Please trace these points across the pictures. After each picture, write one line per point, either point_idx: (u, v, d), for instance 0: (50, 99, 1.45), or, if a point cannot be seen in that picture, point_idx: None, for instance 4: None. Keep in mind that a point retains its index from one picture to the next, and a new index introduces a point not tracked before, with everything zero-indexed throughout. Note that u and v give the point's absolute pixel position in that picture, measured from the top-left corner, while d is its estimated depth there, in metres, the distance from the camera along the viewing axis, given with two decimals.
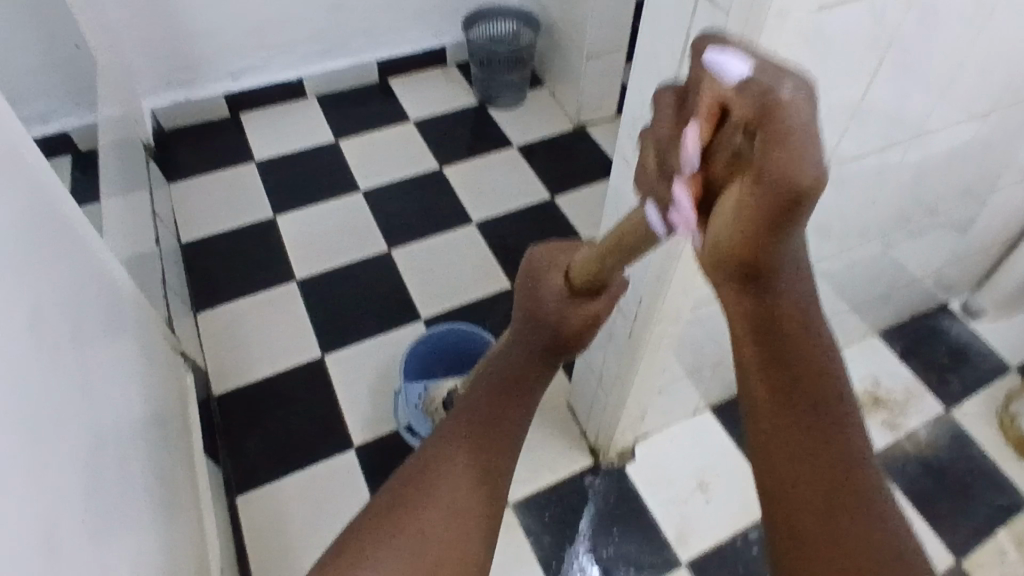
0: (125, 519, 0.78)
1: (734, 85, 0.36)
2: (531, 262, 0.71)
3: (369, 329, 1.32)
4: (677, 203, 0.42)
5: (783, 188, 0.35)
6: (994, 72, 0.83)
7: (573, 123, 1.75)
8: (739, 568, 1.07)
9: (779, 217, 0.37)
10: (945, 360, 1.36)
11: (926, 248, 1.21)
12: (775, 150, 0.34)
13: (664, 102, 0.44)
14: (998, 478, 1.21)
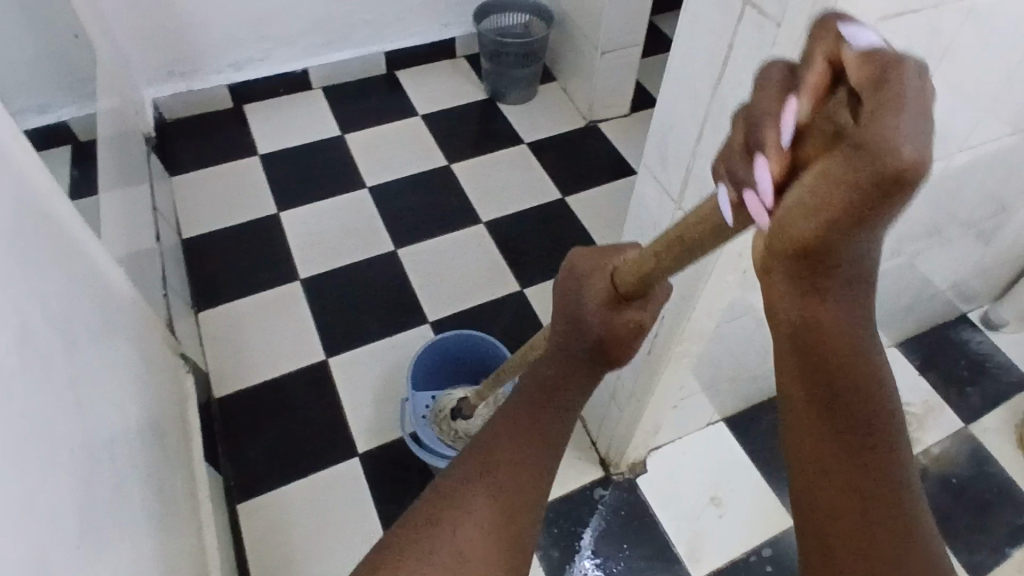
0: (122, 539, 0.75)
1: (859, 55, 0.32)
2: (574, 264, 0.65)
3: (375, 331, 1.29)
4: (759, 179, 0.35)
5: (876, 157, 0.28)
6: None
7: (585, 119, 1.71)
8: None
9: (864, 203, 0.29)
10: (964, 372, 1.33)
11: (951, 260, 1.17)
12: (884, 113, 0.28)
13: (771, 70, 0.36)
14: (1017, 496, 1.19)
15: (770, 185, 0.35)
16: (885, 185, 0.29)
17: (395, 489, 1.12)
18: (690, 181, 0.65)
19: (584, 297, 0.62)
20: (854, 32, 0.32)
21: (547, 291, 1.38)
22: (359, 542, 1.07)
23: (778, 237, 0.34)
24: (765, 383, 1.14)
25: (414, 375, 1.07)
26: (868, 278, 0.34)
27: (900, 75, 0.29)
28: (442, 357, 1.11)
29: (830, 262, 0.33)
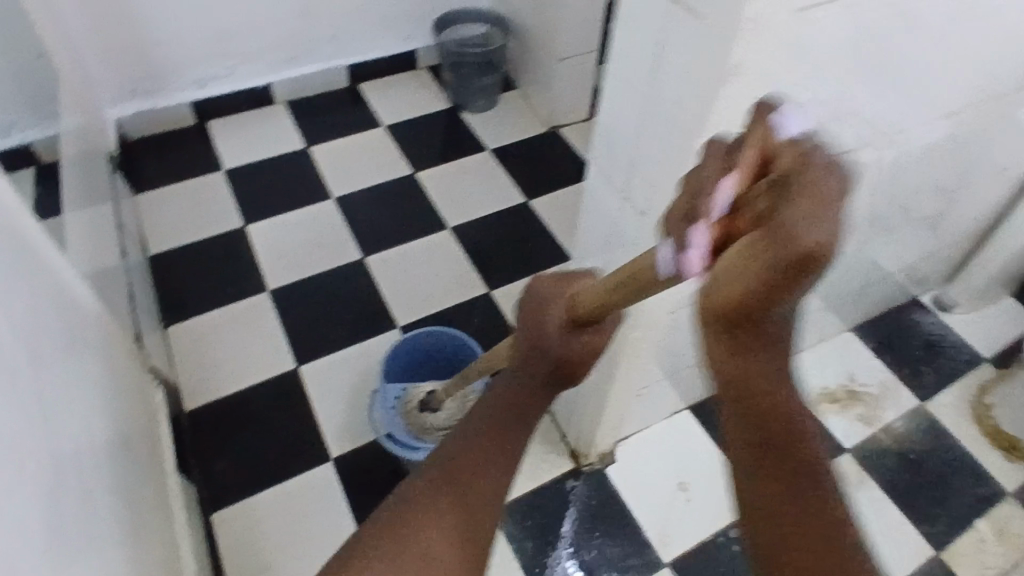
0: (91, 550, 0.75)
1: (787, 143, 0.39)
2: (535, 289, 0.69)
3: (345, 338, 1.31)
4: (696, 243, 0.43)
5: (791, 243, 0.36)
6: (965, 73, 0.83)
7: (547, 125, 1.74)
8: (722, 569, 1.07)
9: (780, 277, 0.37)
10: (919, 353, 1.38)
11: (899, 245, 1.22)
12: (800, 206, 0.36)
13: (715, 148, 0.45)
14: (972, 469, 1.23)
15: (705, 246, 0.43)
16: (797, 264, 0.36)
17: (368, 491, 1.13)
18: (631, 171, 0.68)
19: (544, 321, 0.65)
20: (784, 120, 0.40)
21: (515, 293, 1.40)
22: (333, 545, 1.08)
23: (713, 297, 0.41)
24: None
25: (384, 371, 1.09)
26: (782, 331, 0.42)
27: (817, 174, 0.37)
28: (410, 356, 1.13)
29: (754, 318, 0.40)
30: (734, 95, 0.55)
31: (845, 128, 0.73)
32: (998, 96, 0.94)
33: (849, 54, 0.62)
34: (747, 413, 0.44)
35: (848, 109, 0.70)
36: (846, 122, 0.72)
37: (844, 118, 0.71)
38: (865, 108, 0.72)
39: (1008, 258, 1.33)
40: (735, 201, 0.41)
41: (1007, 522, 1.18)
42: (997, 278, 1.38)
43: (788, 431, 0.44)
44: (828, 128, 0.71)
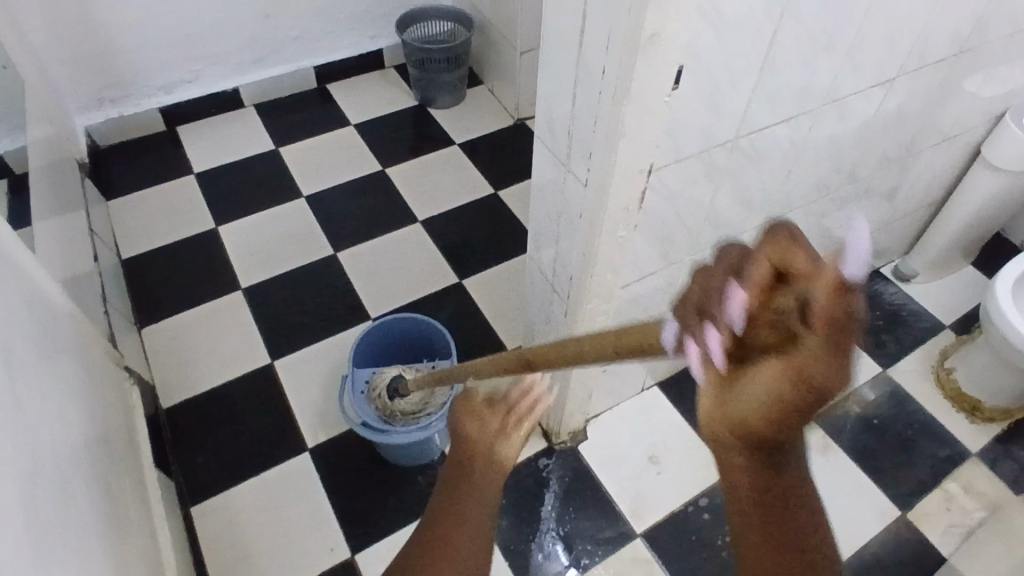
0: (74, 536, 0.77)
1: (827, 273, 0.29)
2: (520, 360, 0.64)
3: (319, 331, 1.33)
4: (699, 365, 0.33)
5: (817, 394, 0.31)
6: (900, 42, 0.86)
7: (514, 118, 1.77)
8: (693, 536, 1.10)
9: (800, 413, 0.33)
10: (880, 323, 1.42)
11: (853, 216, 1.26)
12: (829, 363, 0.30)
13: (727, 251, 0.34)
14: (934, 431, 1.27)
15: (709, 369, 0.33)
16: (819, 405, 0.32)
17: (345, 478, 1.15)
18: (573, 144, 0.70)
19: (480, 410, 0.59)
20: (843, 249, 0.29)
21: (486, 281, 1.43)
22: (313, 532, 1.10)
23: (733, 424, 0.35)
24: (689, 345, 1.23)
25: (358, 356, 1.12)
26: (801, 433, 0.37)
27: (853, 320, 0.29)
28: (380, 343, 1.15)
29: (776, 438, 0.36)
30: (653, 61, 0.58)
31: (778, 96, 0.77)
32: (937, 64, 0.97)
33: (772, 21, 0.65)
34: (758, 493, 0.40)
35: (779, 77, 0.74)
36: (779, 89, 0.76)
37: (776, 86, 0.75)
38: (796, 75, 0.76)
39: (961, 226, 1.37)
40: (746, 326, 0.31)
41: (971, 481, 1.21)
42: (953, 246, 1.44)
43: (794, 485, 0.41)
44: (761, 95, 0.74)
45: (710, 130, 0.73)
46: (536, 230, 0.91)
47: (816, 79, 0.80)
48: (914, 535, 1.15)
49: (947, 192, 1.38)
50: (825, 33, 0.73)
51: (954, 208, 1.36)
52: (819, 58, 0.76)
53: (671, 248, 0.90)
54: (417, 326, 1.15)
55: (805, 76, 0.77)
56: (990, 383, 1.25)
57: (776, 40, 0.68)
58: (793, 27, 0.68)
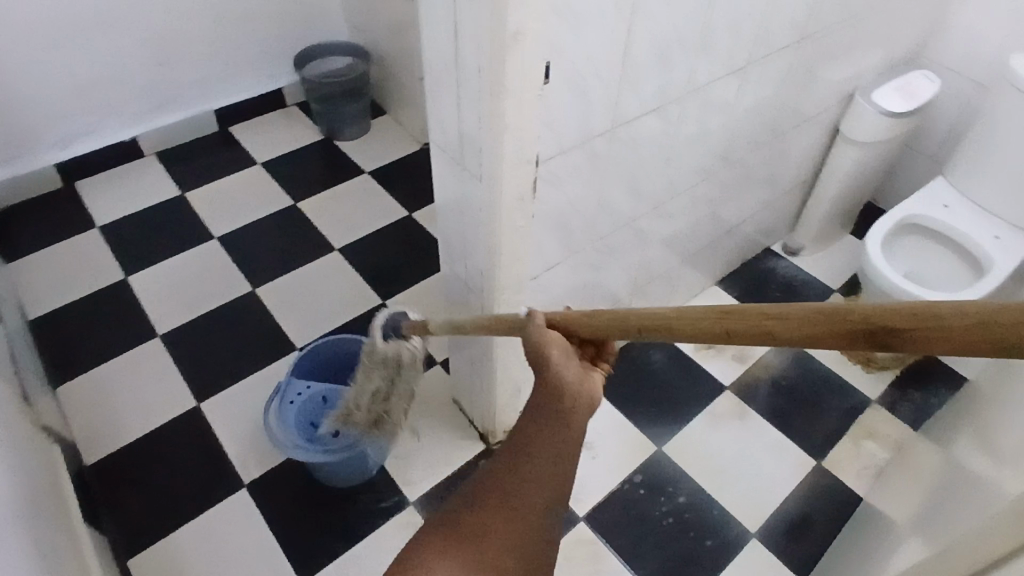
0: None
1: None
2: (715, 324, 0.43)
3: (245, 367, 1.32)
4: None
5: None
6: (746, 31, 0.97)
7: (420, 142, 1.83)
8: (631, 511, 1.17)
9: None
10: (777, 294, 1.57)
11: (738, 197, 1.37)
12: None
13: None
14: (836, 384, 1.39)
15: None
16: None
17: (287, 506, 1.15)
18: (465, 144, 0.76)
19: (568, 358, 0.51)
20: None
21: (408, 298, 1.46)
22: (260, 565, 1.08)
23: None
24: None
25: (296, 367, 1.13)
26: None
27: None
28: (314, 364, 1.16)
29: None
30: (520, 56, 0.65)
31: (645, 86, 0.86)
32: (783, 49, 1.09)
33: (626, 15, 0.74)
34: None
35: (643, 66, 0.83)
36: (645, 78, 0.85)
37: (642, 75, 0.84)
38: (658, 65, 0.85)
39: (834, 196, 1.52)
40: None
41: (874, 424, 1.33)
42: (831, 218, 1.59)
43: None
44: (629, 84, 0.83)
45: (589, 118, 0.81)
46: (444, 234, 0.96)
47: (677, 67, 0.89)
48: (830, 480, 1.24)
49: (817, 168, 1.53)
50: (678, 25, 0.82)
51: (827, 181, 1.51)
52: (677, 48, 0.86)
53: (572, 236, 0.97)
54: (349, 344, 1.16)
55: (668, 65, 0.87)
56: None
57: (633, 32, 0.76)
58: (647, 21, 0.77)
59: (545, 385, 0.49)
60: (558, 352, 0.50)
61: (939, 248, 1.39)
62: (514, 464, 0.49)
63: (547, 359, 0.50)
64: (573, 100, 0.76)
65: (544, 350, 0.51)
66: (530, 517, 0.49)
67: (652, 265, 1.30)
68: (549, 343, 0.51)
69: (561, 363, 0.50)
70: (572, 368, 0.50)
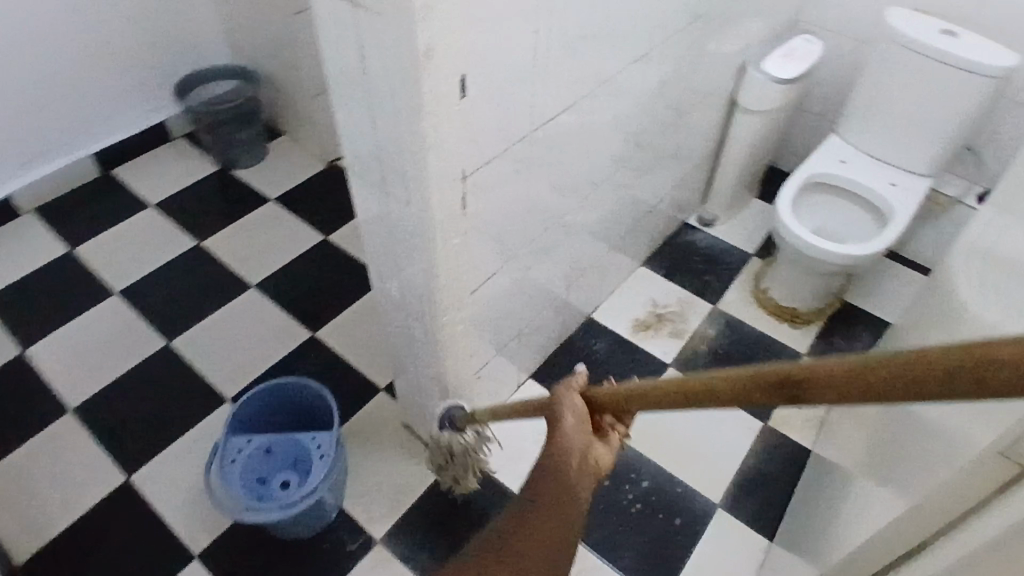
0: None
1: None
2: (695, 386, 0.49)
3: (174, 429, 1.23)
4: None
5: None
6: (646, 17, 0.97)
7: (325, 161, 1.75)
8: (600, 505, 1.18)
9: None
10: (701, 266, 1.61)
11: (653, 178, 1.40)
12: None
13: None
14: (771, 346, 1.47)
15: None
16: None
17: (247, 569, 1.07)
18: (387, 168, 0.73)
19: (576, 422, 0.57)
20: None
21: (338, 326, 1.40)
22: None
23: None
24: (547, 332, 1.35)
25: (232, 424, 1.06)
26: None
27: None
28: (255, 414, 1.10)
29: None
30: (436, 73, 0.62)
31: (558, 83, 0.85)
32: (680, 30, 1.11)
33: (533, 17, 0.72)
34: None
35: (555, 65, 0.81)
36: (557, 75, 0.83)
37: (554, 74, 0.82)
38: (568, 61, 0.84)
39: (740, 165, 1.58)
40: None
41: None
42: (739, 186, 1.65)
43: None
44: (543, 84, 0.82)
45: (509, 124, 0.79)
46: (373, 260, 0.91)
47: (586, 60, 0.88)
48: (778, 438, 1.29)
49: (721, 139, 1.58)
50: (583, 18, 0.81)
51: (731, 152, 1.56)
52: (584, 42, 0.85)
53: (504, 244, 0.95)
54: (290, 387, 1.10)
55: (577, 60, 0.86)
56: (793, 288, 1.47)
57: (542, 33, 0.75)
58: (553, 18, 0.76)
59: (554, 443, 0.55)
60: (570, 421, 0.57)
61: (846, 202, 1.45)
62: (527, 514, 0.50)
63: (559, 423, 0.57)
64: (493, 108, 0.74)
65: (559, 416, 0.58)
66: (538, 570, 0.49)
67: (582, 257, 1.30)
68: (565, 409, 0.58)
69: (570, 426, 0.56)
70: (580, 433, 0.56)
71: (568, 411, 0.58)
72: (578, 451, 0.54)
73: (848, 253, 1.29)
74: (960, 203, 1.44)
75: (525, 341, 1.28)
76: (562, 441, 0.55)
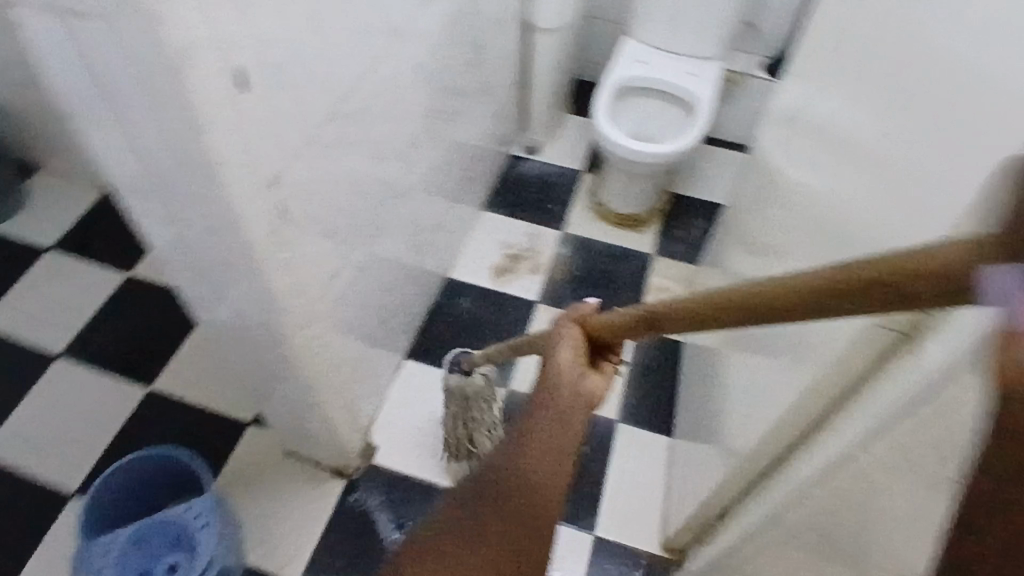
0: None
1: None
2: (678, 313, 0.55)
3: (26, 545, 1.07)
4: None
5: None
6: None
7: (97, 190, 1.47)
8: None
9: None
10: (538, 196, 1.60)
11: (470, 120, 1.35)
12: None
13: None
14: (620, 253, 1.50)
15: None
16: None
17: None
18: (181, 197, 0.63)
19: (569, 349, 0.63)
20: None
21: (178, 367, 1.24)
22: None
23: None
24: (409, 306, 1.29)
25: (87, 526, 0.95)
26: None
27: None
28: (115, 504, 0.99)
29: None
30: (204, 75, 0.53)
31: (346, 46, 0.76)
32: None
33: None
34: None
35: (336, 29, 0.73)
36: (343, 39, 0.75)
37: (338, 37, 0.74)
38: (351, 20, 0.75)
39: (549, 85, 1.56)
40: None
41: (663, 274, 1.47)
42: (553, 106, 1.64)
43: None
44: (330, 52, 0.73)
45: (306, 107, 0.70)
46: (199, 298, 0.80)
47: (371, 15, 0.80)
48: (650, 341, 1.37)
49: (525, 62, 1.54)
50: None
51: (536, 73, 1.53)
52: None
53: (340, 238, 0.87)
54: (144, 464, 1.00)
55: (360, 18, 0.77)
56: (629, 196, 1.50)
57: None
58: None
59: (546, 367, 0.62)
60: (566, 347, 0.63)
61: (654, 103, 1.50)
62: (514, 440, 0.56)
63: (557, 353, 0.63)
64: (287, 97, 0.65)
65: (556, 345, 0.64)
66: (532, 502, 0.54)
67: (421, 219, 1.24)
68: (564, 338, 0.64)
69: (564, 352, 0.62)
70: (574, 357, 0.62)
71: (571, 338, 0.64)
72: (570, 380, 0.59)
73: (670, 151, 1.34)
74: (750, 78, 1.57)
75: (387, 323, 1.21)
76: (557, 370, 0.61)
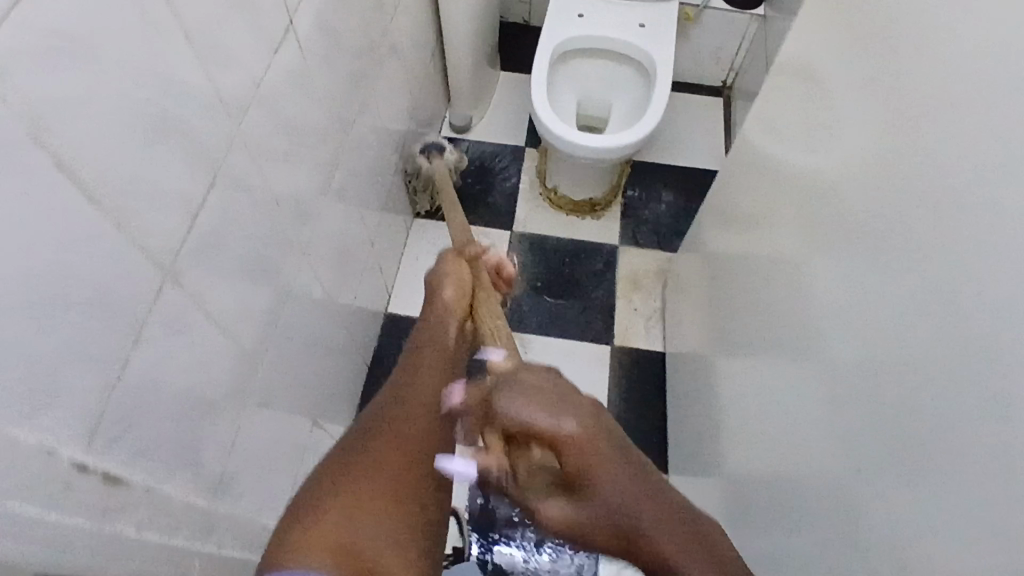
0: None
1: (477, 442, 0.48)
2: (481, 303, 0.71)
3: None
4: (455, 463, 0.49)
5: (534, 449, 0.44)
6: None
7: None
8: None
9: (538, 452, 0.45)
10: (477, 188, 1.35)
11: (379, 133, 1.08)
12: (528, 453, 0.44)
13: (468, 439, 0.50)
14: (582, 247, 1.30)
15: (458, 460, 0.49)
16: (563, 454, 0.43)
17: None
18: None
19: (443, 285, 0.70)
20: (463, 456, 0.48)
21: None
22: None
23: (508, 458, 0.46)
24: (345, 375, 1.09)
25: None
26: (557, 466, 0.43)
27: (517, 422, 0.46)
28: None
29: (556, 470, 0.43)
30: None
31: (156, 192, 0.52)
32: None
33: (12, 178, 0.39)
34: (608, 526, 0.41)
35: (128, 183, 0.49)
36: (144, 189, 0.51)
37: (135, 191, 0.50)
38: (152, 156, 0.51)
39: (470, 56, 1.28)
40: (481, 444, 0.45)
41: (634, 269, 1.27)
42: (478, 76, 1.36)
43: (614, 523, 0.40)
44: (126, 221, 0.49)
45: (102, 322, 0.48)
46: None
47: (187, 124, 0.55)
48: (629, 355, 1.20)
49: (437, 32, 1.25)
50: (134, 89, 0.48)
51: (453, 45, 1.25)
52: (161, 111, 0.51)
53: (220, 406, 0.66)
54: None
55: (167, 143, 0.53)
56: (582, 181, 1.29)
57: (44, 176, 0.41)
58: (63, 140, 0.42)
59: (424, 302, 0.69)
60: (447, 285, 0.70)
61: (601, 62, 1.22)
62: (401, 389, 0.55)
63: (441, 288, 0.69)
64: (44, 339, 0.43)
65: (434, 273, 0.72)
66: (409, 468, 0.47)
67: (336, 279, 1.01)
68: (446, 268, 0.72)
69: (447, 285, 0.69)
70: (452, 300, 0.69)
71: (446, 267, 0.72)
72: (452, 325, 0.66)
73: (628, 141, 1.09)
74: (704, 10, 1.34)
75: (321, 409, 1.01)
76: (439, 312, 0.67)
